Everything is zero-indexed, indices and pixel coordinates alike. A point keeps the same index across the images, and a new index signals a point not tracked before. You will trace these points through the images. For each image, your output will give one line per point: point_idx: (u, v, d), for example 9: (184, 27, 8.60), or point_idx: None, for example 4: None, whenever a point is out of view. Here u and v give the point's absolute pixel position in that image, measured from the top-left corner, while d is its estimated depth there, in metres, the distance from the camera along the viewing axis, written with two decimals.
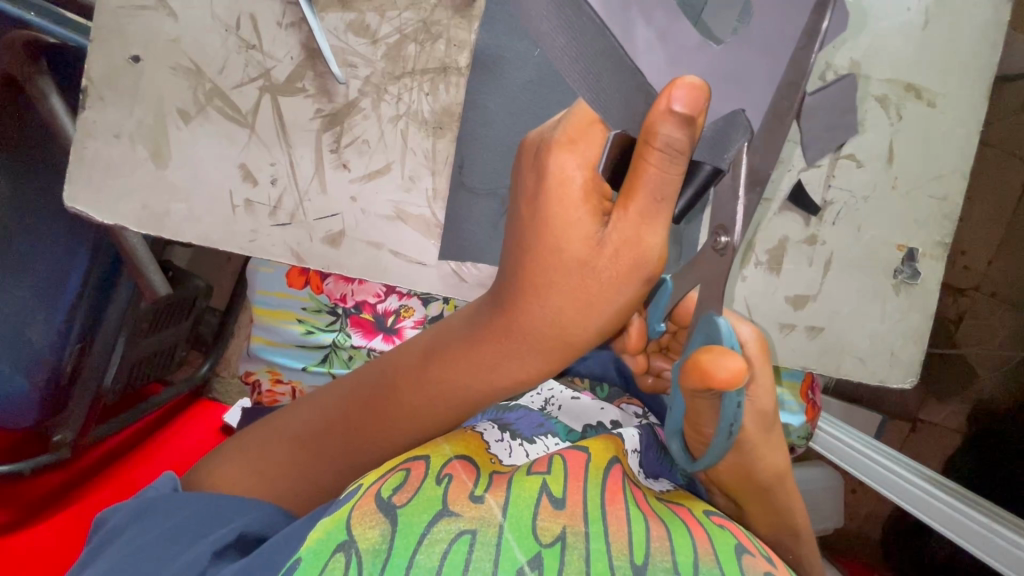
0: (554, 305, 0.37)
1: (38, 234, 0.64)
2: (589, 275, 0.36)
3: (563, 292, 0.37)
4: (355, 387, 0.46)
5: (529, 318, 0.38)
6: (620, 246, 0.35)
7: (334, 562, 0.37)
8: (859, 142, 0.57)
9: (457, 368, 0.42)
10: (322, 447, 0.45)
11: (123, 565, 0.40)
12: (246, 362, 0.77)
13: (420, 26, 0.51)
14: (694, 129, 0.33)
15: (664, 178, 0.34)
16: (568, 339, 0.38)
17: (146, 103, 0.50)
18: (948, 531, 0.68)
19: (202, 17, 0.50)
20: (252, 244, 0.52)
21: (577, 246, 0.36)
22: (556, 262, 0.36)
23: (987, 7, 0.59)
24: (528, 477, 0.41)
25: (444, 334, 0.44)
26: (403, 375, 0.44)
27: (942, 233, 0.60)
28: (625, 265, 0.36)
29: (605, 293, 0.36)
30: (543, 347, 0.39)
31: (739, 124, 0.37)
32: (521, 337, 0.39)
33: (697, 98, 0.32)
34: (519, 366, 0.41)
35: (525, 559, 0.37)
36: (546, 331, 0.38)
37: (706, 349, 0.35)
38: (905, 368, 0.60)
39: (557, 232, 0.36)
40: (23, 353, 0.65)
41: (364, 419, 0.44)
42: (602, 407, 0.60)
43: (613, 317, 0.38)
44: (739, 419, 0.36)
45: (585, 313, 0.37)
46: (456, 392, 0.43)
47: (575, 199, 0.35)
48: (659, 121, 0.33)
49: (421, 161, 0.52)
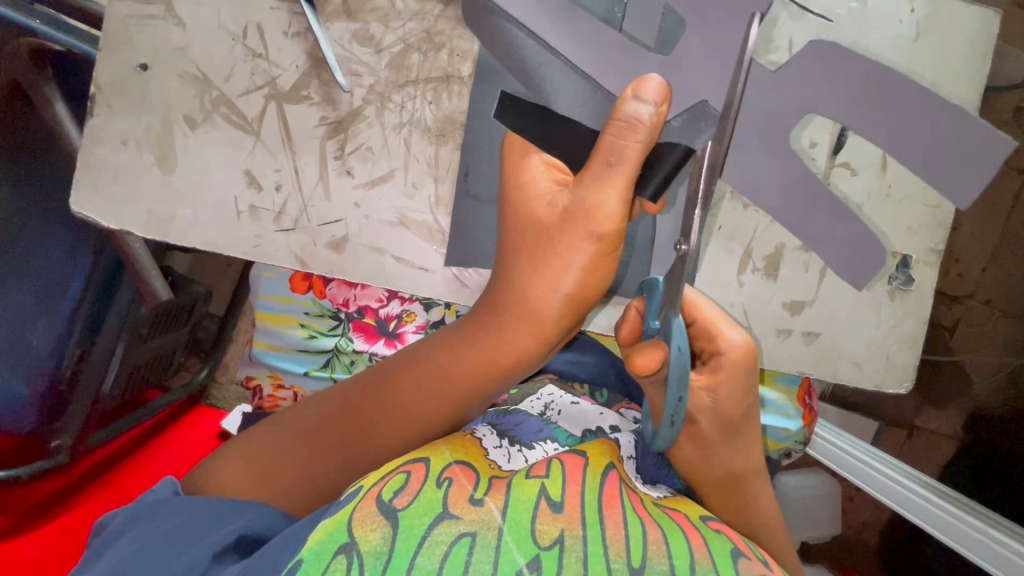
0: (521, 267, 0.43)
1: (43, 239, 0.65)
2: (546, 237, 0.42)
3: (533, 258, 0.43)
4: (359, 382, 0.49)
5: (505, 284, 0.44)
6: (571, 210, 0.41)
7: (336, 564, 0.37)
8: (854, 151, 0.58)
9: (450, 351, 0.46)
10: (327, 444, 0.47)
11: (124, 565, 0.40)
12: (247, 367, 0.77)
13: (423, 36, 0.52)
14: (656, 115, 0.38)
15: (620, 144, 0.39)
16: (542, 306, 0.43)
17: (153, 110, 0.51)
18: (941, 534, 0.68)
19: (209, 26, 0.51)
20: (256, 249, 0.52)
21: (541, 214, 0.43)
22: (524, 229, 0.44)
23: (977, 19, 0.60)
24: (527, 481, 0.42)
25: (445, 331, 0.49)
26: (402, 366, 0.48)
27: (935, 240, 0.60)
28: (582, 227, 0.41)
29: (564, 256, 0.42)
30: (522, 318, 0.44)
31: (708, 114, 0.44)
32: (501, 305, 0.44)
33: (652, 83, 0.38)
34: (503, 339, 0.45)
35: (523, 562, 0.37)
36: (518, 295, 0.43)
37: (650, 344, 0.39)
38: (901, 373, 0.61)
39: (522, 203, 0.43)
40: (24, 358, 0.65)
41: (365, 410, 0.47)
42: (600, 412, 0.61)
43: (571, 278, 0.42)
44: (682, 411, 0.40)
45: (547, 274, 0.42)
46: (447, 375, 0.46)
47: (534, 174, 0.43)
48: (625, 102, 0.39)
49: (424, 169, 0.53)
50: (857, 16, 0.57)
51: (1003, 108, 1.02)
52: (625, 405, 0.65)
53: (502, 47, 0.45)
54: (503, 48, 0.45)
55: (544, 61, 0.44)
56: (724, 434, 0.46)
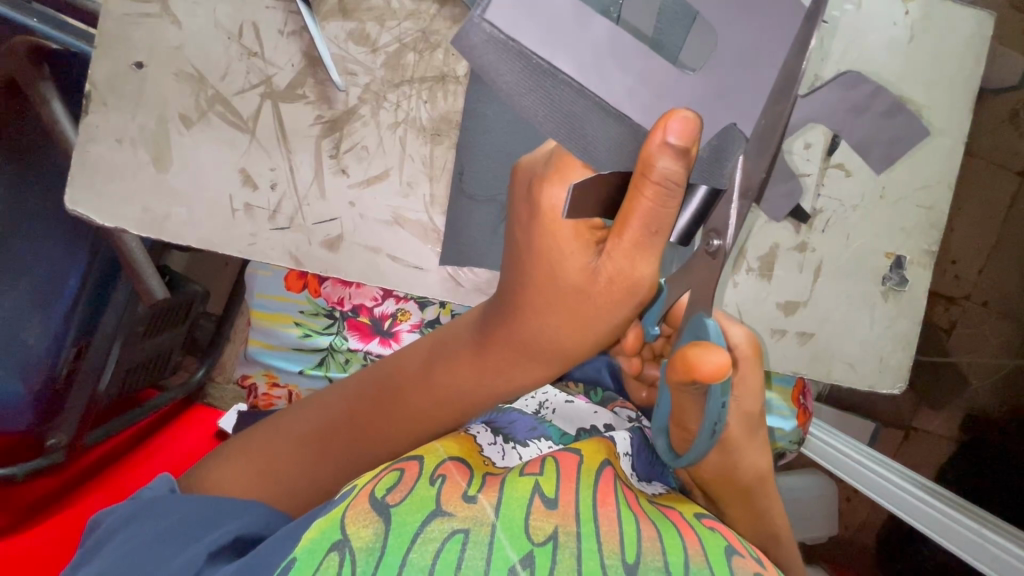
0: (553, 322, 0.39)
1: (40, 236, 0.65)
2: (584, 298, 0.38)
3: (564, 314, 0.39)
4: (360, 390, 0.47)
5: (529, 334, 0.40)
6: (614, 277, 0.37)
7: (329, 561, 0.37)
8: (847, 151, 0.58)
9: (458, 372, 0.44)
10: (333, 451, 0.46)
11: (120, 566, 0.40)
12: (243, 365, 0.77)
13: (419, 36, 0.53)
14: (690, 157, 0.33)
15: (661, 211, 0.34)
16: (570, 355, 0.41)
17: (148, 108, 0.51)
18: (936, 535, 0.68)
19: (205, 25, 0.51)
20: (251, 247, 0.52)
21: (573, 274, 0.37)
22: (553, 286, 0.38)
23: (971, 20, 0.60)
24: (522, 478, 0.42)
25: (447, 343, 0.46)
26: (406, 379, 0.46)
27: (929, 241, 0.60)
28: (622, 292, 0.37)
29: (604, 316, 0.38)
30: (546, 360, 0.41)
31: (735, 136, 0.38)
32: (524, 348, 0.41)
33: (691, 129, 0.32)
34: (522, 373, 0.43)
35: (517, 558, 0.37)
36: (545, 344, 0.40)
37: (695, 344, 0.34)
38: (895, 373, 0.61)
39: (554, 259, 0.37)
40: (18, 357, 0.65)
41: (371, 420, 0.46)
42: (595, 411, 0.60)
43: (606, 335, 0.39)
44: (722, 416, 0.37)
45: (583, 332, 0.39)
46: (457, 397, 0.45)
47: (565, 237, 0.37)
48: (655, 155, 0.32)
49: (419, 168, 0.53)
50: (851, 18, 0.58)
51: (998, 111, 1.02)
52: (620, 405, 0.63)
53: (535, 93, 0.34)
54: (541, 90, 0.34)
55: (583, 110, 0.35)
56: (746, 434, 0.45)
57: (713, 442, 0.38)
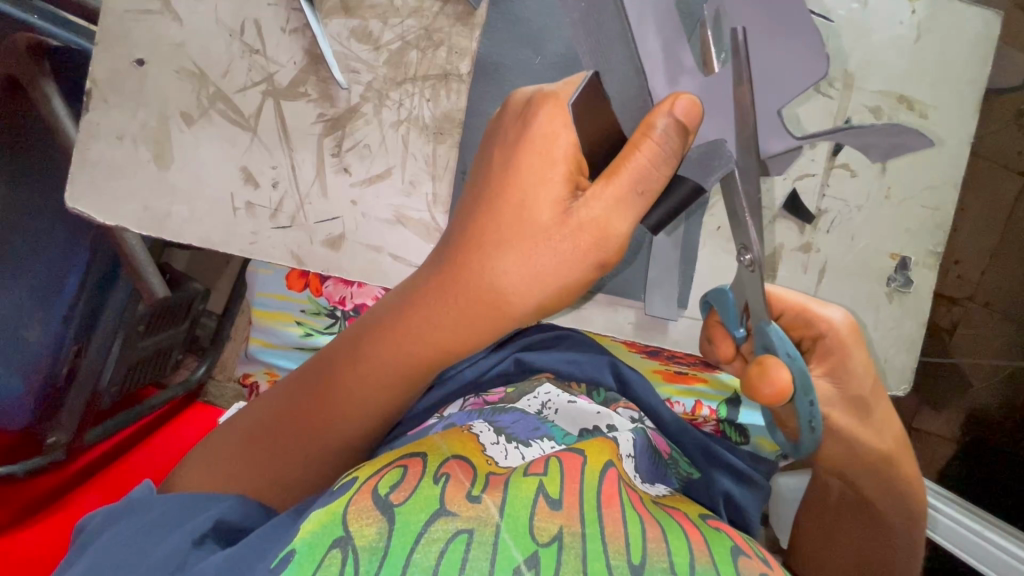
0: (502, 269, 0.38)
1: (38, 235, 0.64)
2: (542, 240, 0.37)
3: (517, 257, 0.37)
4: (299, 378, 0.47)
5: (467, 287, 0.39)
6: (585, 223, 0.36)
7: (330, 558, 0.37)
8: (852, 151, 0.58)
9: (383, 343, 0.43)
10: (278, 432, 0.45)
11: (106, 561, 0.39)
12: (244, 363, 0.78)
13: (422, 34, 0.52)
14: (687, 135, 0.37)
15: (651, 171, 0.36)
16: (513, 312, 0.39)
17: (149, 105, 0.51)
18: (942, 539, 0.68)
19: (207, 22, 0.51)
20: (252, 246, 0.52)
21: (541, 210, 0.37)
22: (511, 225, 0.38)
23: (978, 20, 0.60)
24: (526, 478, 0.41)
25: (372, 318, 0.45)
26: (338, 358, 0.45)
27: (934, 242, 0.60)
28: (589, 235, 0.37)
29: (559, 264, 0.37)
30: (484, 320, 0.39)
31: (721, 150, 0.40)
32: (457, 305, 0.40)
33: (694, 111, 0.36)
34: (452, 337, 0.41)
35: (521, 558, 0.37)
36: (482, 295, 0.39)
37: (760, 364, 0.40)
38: (899, 376, 0.60)
39: (524, 188, 0.37)
40: (21, 355, 0.65)
41: (310, 402, 0.45)
42: (599, 411, 0.55)
43: (563, 292, 0.38)
44: (818, 416, 0.42)
45: (533, 284, 0.38)
46: (386, 368, 0.43)
47: (554, 157, 0.37)
48: (657, 115, 0.36)
49: (421, 167, 0.53)
50: (857, 16, 0.57)
51: (1004, 111, 1.02)
52: (623, 405, 0.59)
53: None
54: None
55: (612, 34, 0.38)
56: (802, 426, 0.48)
57: (820, 432, 0.43)
